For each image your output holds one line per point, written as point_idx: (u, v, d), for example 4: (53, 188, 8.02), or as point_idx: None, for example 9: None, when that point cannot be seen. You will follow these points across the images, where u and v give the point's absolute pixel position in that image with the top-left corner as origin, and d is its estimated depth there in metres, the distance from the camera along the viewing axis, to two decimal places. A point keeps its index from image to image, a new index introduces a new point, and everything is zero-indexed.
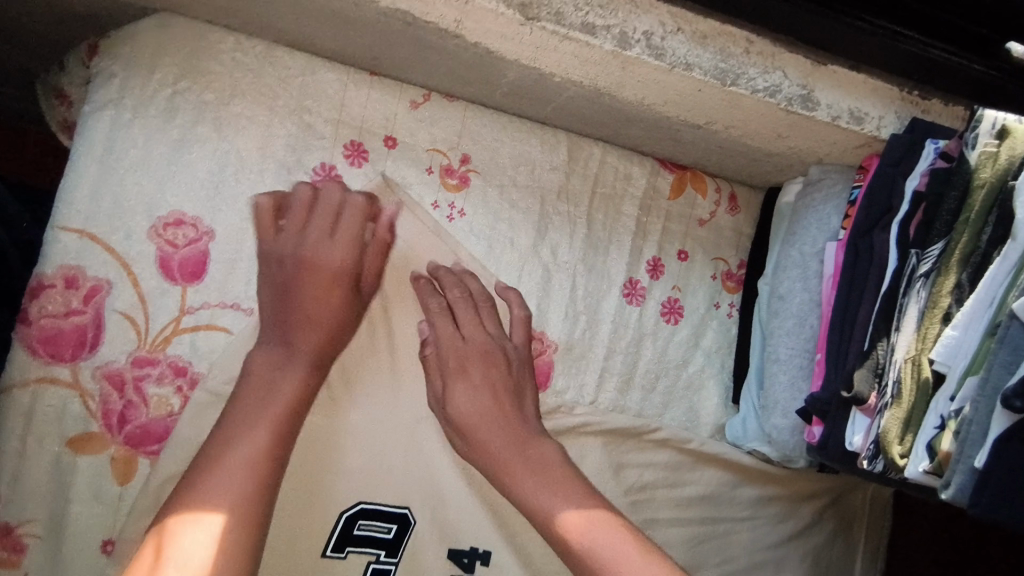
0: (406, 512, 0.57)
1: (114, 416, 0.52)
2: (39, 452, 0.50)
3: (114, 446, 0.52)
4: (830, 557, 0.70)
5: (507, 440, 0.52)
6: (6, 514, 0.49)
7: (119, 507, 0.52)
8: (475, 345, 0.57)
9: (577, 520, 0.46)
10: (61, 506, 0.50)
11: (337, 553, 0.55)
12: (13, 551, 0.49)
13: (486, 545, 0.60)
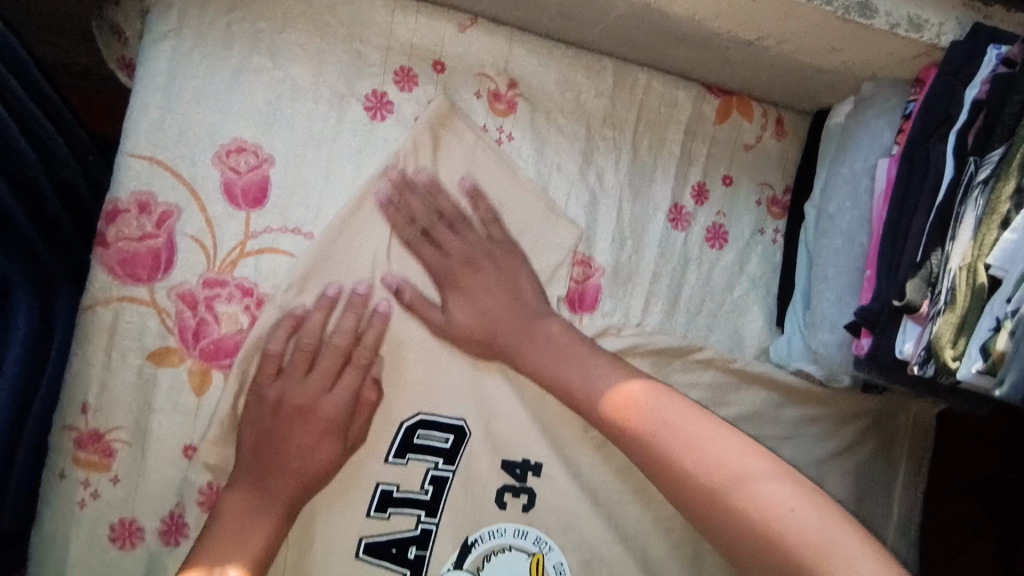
0: (462, 424, 0.60)
1: (189, 332, 0.55)
2: (122, 364, 0.53)
3: (189, 360, 0.55)
4: (873, 475, 0.71)
5: (509, 325, 0.59)
6: (96, 420, 0.53)
7: (195, 416, 0.55)
8: (465, 255, 0.60)
9: (636, 392, 0.54)
10: (143, 415, 0.54)
11: (398, 460, 0.58)
12: (103, 455, 0.53)
13: (539, 457, 0.62)
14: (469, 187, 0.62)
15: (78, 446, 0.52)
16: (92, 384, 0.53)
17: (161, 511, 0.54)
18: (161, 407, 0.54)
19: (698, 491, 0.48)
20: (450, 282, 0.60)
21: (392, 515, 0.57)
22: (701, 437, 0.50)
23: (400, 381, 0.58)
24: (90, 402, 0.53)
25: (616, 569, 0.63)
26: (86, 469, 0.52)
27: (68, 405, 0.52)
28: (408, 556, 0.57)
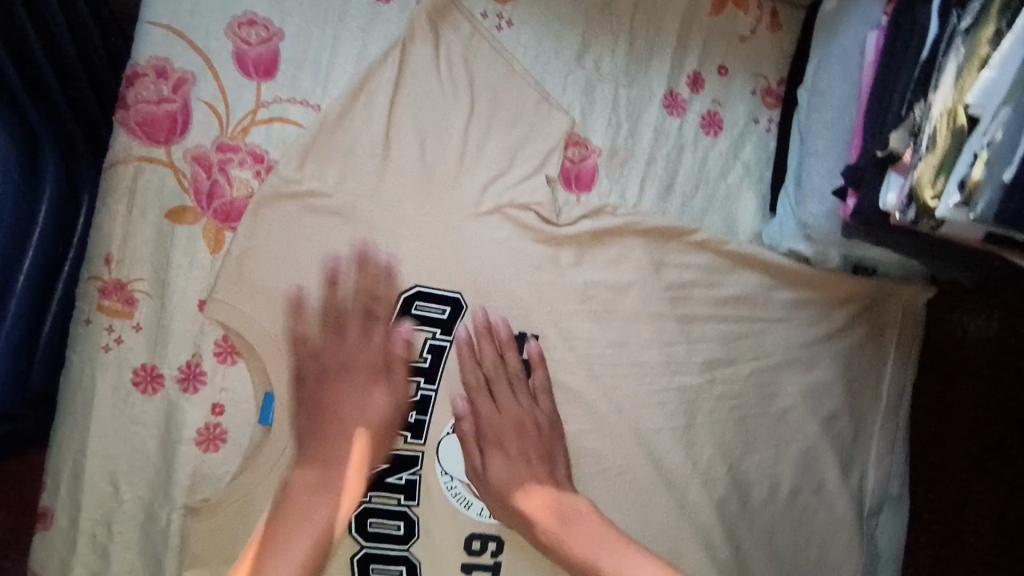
0: (459, 297, 0.64)
1: (203, 193, 0.58)
2: (143, 219, 0.57)
3: (204, 219, 0.58)
4: (862, 360, 0.73)
5: (543, 493, 0.61)
6: (119, 271, 0.56)
7: (211, 270, 0.58)
8: (507, 416, 0.63)
9: (509, 475, 0.62)
10: (163, 268, 0.57)
11: (398, 329, 0.62)
12: (126, 304, 0.56)
13: (534, 330, 0.66)
14: (535, 354, 0.65)
15: (102, 294, 0.56)
16: (114, 237, 0.56)
17: (179, 358, 0.57)
18: (177, 262, 0.57)
19: None
20: (492, 439, 0.63)
21: (394, 382, 0.62)
22: (594, 549, 0.58)
23: (408, 256, 0.63)
24: (113, 254, 0.56)
25: (607, 434, 0.67)
26: (110, 316, 0.56)
27: (92, 255, 0.56)
28: (409, 420, 0.63)
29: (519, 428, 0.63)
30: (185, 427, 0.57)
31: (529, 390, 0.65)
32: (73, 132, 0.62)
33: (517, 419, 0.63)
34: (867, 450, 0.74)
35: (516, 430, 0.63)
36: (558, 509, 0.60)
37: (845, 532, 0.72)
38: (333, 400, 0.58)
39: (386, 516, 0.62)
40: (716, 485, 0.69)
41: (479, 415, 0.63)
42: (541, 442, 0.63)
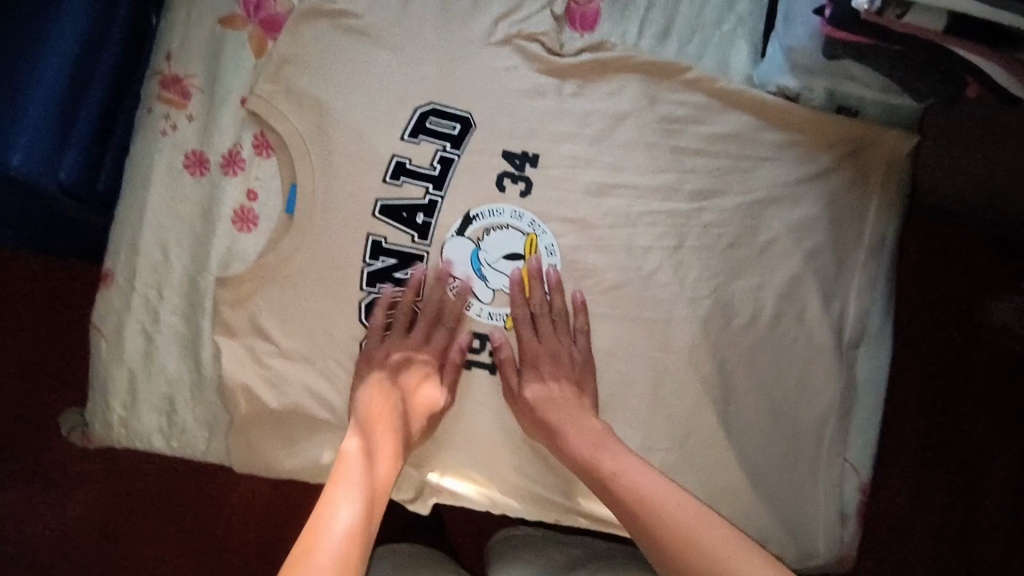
0: (468, 116, 0.69)
1: (251, 4, 0.68)
2: (200, 23, 0.67)
3: (250, 26, 0.68)
4: (844, 203, 0.79)
5: (570, 387, 0.68)
6: (176, 67, 0.67)
7: (254, 70, 0.67)
8: (547, 346, 0.69)
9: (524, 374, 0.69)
10: (214, 65, 0.67)
11: (413, 140, 0.68)
12: (181, 97, 0.67)
13: (535, 151, 0.71)
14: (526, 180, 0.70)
15: (162, 87, 0.67)
16: (176, 37, 0.67)
17: (223, 146, 0.66)
18: (228, 63, 0.67)
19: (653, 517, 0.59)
20: (530, 361, 0.69)
21: (405, 184, 0.67)
22: (655, 489, 0.60)
23: (425, 84, 0.69)
24: (173, 51, 0.67)
25: (602, 251, 0.73)
26: (167, 105, 0.66)
27: (158, 52, 0.67)
28: (417, 220, 0.68)
29: (556, 358, 0.69)
30: (224, 205, 0.66)
31: (568, 333, 0.70)
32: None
33: (543, 325, 0.70)
34: (847, 288, 0.79)
35: (553, 365, 0.69)
36: (574, 417, 0.67)
37: (822, 362, 0.78)
38: (348, 350, 0.66)
39: (391, 308, 0.67)
40: (702, 304, 0.75)
41: (522, 345, 0.70)
42: (574, 372, 0.69)
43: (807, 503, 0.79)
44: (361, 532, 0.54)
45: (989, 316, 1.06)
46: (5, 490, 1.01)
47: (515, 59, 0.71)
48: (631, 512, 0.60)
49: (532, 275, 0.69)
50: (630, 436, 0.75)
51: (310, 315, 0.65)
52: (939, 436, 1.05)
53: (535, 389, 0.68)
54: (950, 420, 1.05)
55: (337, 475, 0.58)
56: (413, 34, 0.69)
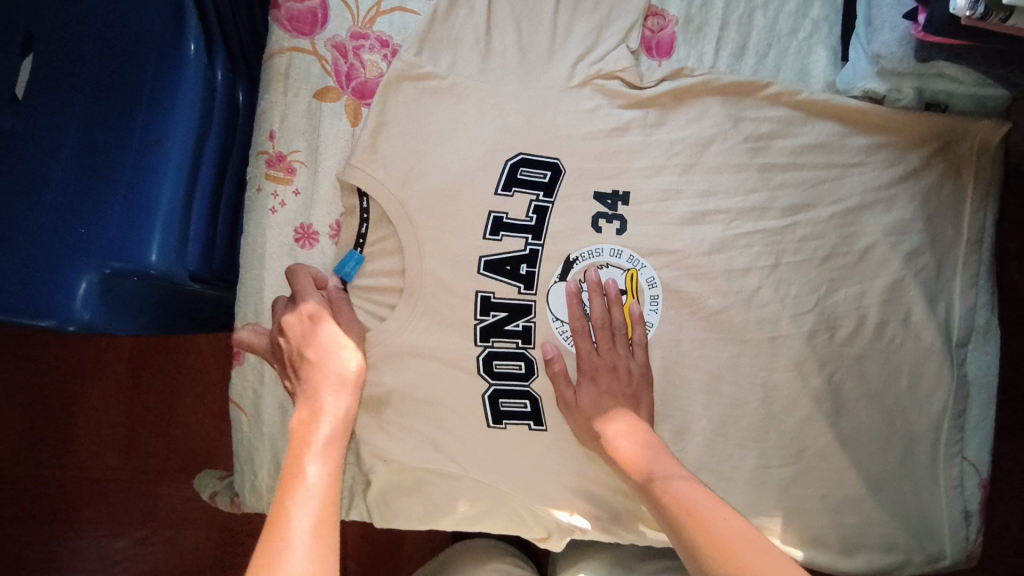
0: (557, 162, 0.71)
1: (343, 76, 0.72)
2: (298, 99, 0.71)
3: (344, 97, 0.72)
4: (940, 200, 0.78)
5: (626, 402, 0.67)
6: (280, 146, 0.70)
7: (350, 139, 0.71)
8: (605, 357, 0.69)
9: (584, 395, 0.68)
10: (314, 140, 0.71)
11: (506, 193, 0.70)
12: (287, 173, 0.71)
13: (625, 188, 0.73)
14: (619, 218, 0.72)
15: (268, 166, 0.70)
16: (275, 116, 0.70)
17: (331, 217, 0.71)
18: (326, 135, 0.71)
19: (687, 516, 0.55)
20: (587, 374, 0.69)
21: (505, 238, 0.70)
22: (700, 502, 0.56)
23: (515, 135, 0.70)
24: (275, 131, 0.70)
25: (702, 277, 0.74)
26: (275, 183, 0.70)
27: (260, 132, 0.70)
28: (522, 272, 0.70)
29: (617, 368, 0.69)
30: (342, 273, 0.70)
31: (626, 343, 0.70)
32: (235, 52, 0.72)
33: (604, 340, 0.69)
34: (950, 286, 0.78)
35: (613, 378, 0.68)
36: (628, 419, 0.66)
37: (932, 364, 0.77)
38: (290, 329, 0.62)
39: (508, 358, 0.70)
40: (805, 319, 0.75)
41: (579, 358, 0.69)
42: (631, 386, 0.68)
43: (928, 507, 0.78)
44: (328, 517, 0.48)
45: None
46: (122, 539, 1.06)
47: (598, 98, 0.73)
48: (683, 533, 0.54)
49: (636, 318, 0.70)
50: (746, 456, 0.76)
51: (434, 372, 0.70)
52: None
53: (590, 404, 0.68)
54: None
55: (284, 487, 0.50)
56: (501, 84, 0.71)
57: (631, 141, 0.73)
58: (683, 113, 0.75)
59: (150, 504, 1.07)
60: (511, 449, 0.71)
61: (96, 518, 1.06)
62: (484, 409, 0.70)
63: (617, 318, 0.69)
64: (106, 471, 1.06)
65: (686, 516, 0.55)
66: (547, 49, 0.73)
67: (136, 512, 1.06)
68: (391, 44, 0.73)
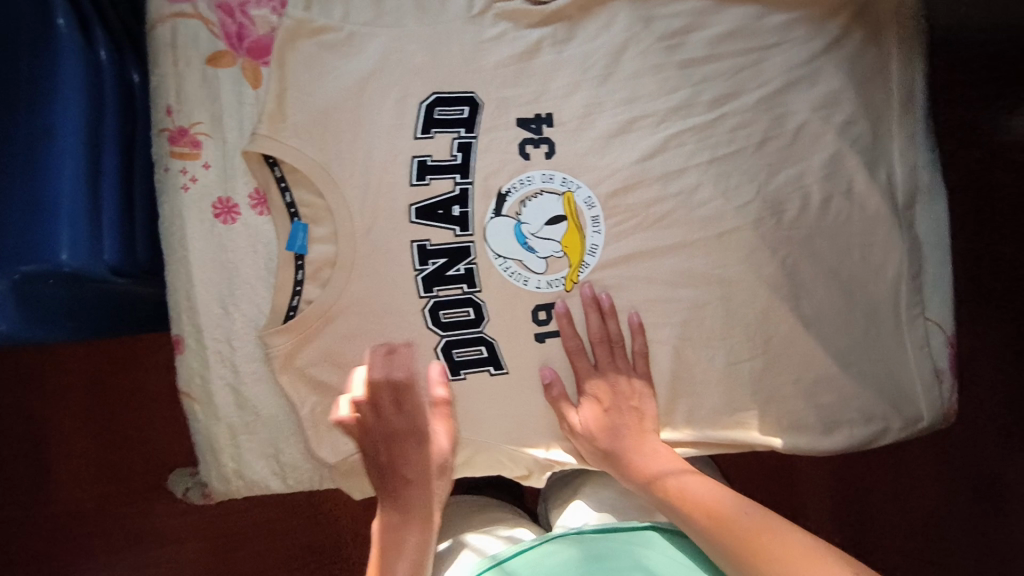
0: (473, 95, 0.70)
1: (234, 37, 0.69)
2: (190, 69, 0.68)
3: (239, 60, 0.69)
4: (865, 66, 0.77)
5: (631, 418, 0.75)
6: (180, 120, 0.68)
7: (256, 101, 0.68)
8: (605, 374, 0.74)
9: (584, 414, 0.74)
10: (216, 110, 0.68)
11: (426, 136, 0.69)
12: (192, 147, 0.68)
13: (547, 110, 0.71)
14: (544, 141, 0.71)
15: (172, 142, 0.68)
16: (170, 90, 0.68)
17: (248, 188, 0.68)
18: (228, 102, 0.68)
19: (711, 519, 0.69)
20: (588, 390, 0.74)
21: (432, 182, 0.69)
22: (717, 502, 0.70)
23: (424, 73, 0.69)
24: (172, 105, 0.68)
25: (639, 186, 0.73)
26: (181, 159, 0.68)
27: (157, 109, 0.68)
28: (455, 213, 0.70)
29: (624, 387, 0.74)
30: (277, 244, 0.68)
31: (627, 356, 0.75)
32: (117, 31, 0.69)
33: (603, 355, 0.74)
34: (889, 151, 0.77)
35: (616, 392, 0.74)
36: (639, 429, 0.75)
37: (882, 232, 0.77)
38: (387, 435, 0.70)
39: (456, 306, 0.70)
40: (750, 209, 0.75)
41: (578, 375, 0.74)
42: (633, 398, 0.74)
43: (901, 374, 0.79)
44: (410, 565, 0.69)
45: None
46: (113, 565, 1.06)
47: (504, 21, 0.71)
48: (718, 538, 0.67)
49: (637, 329, 0.74)
50: (715, 356, 0.75)
51: (386, 329, 0.69)
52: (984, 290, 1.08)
53: (593, 425, 0.74)
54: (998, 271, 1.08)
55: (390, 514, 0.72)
56: (402, 23, 0.69)
57: (545, 61, 0.71)
58: (592, 25, 0.73)
59: (136, 524, 1.07)
60: (473, 392, 0.71)
61: (84, 548, 1.06)
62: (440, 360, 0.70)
63: (614, 333, 0.73)
64: (86, 499, 1.06)
65: (707, 515, 0.69)
66: None
67: (123, 535, 1.06)
68: None
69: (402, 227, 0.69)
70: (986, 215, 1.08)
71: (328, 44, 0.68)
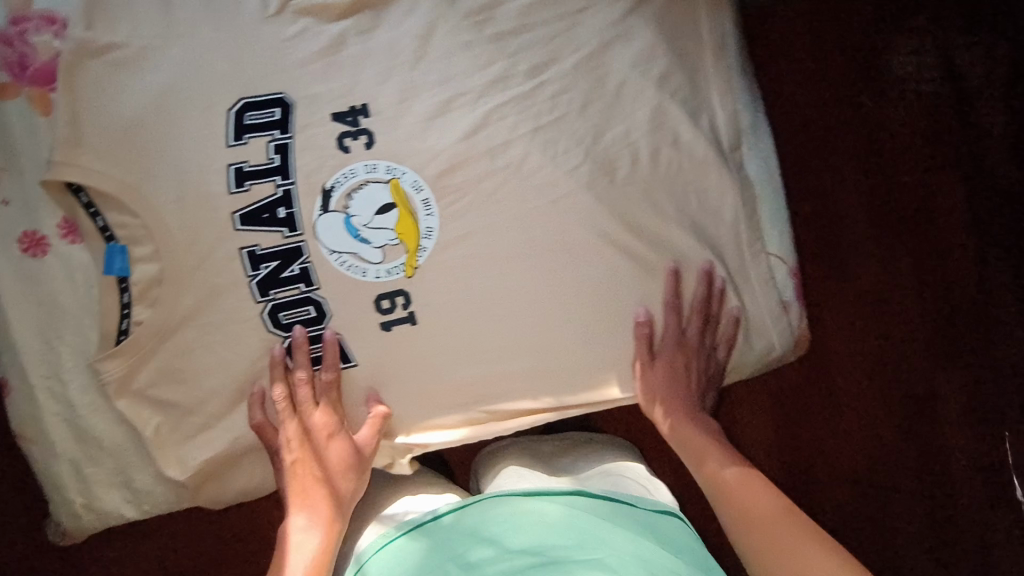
0: (283, 96, 0.70)
1: (16, 67, 0.69)
2: None
3: (25, 89, 0.69)
4: (673, 18, 0.79)
5: (682, 395, 0.84)
6: None
7: (51, 129, 0.68)
8: (693, 341, 0.81)
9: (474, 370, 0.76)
10: (10, 143, 0.69)
11: (239, 143, 0.69)
12: None
13: (362, 101, 0.71)
14: (363, 131, 0.71)
15: None
16: None
17: (54, 219, 0.70)
18: (22, 134, 0.70)
19: (739, 501, 0.75)
20: (668, 366, 0.81)
21: (252, 188, 0.69)
22: (749, 491, 0.75)
23: (226, 80, 0.68)
24: None
25: (466, 164, 0.74)
26: None
27: None
28: (281, 216, 0.70)
29: (679, 348, 0.81)
30: (98, 269, 0.69)
31: (711, 336, 0.82)
32: None
33: (632, 342, 0.79)
34: (709, 97, 0.80)
35: (681, 357, 0.81)
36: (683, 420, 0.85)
37: (713, 178, 0.80)
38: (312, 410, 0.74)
39: (295, 306, 0.71)
40: (580, 171, 0.76)
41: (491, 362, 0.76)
42: (691, 388, 0.84)
43: (752, 310, 0.82)
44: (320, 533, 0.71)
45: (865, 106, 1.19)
46: None
47: (303, 17, 0.70)
48: (746, 522, 0.72)
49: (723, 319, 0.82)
50: (570, 320, 0.77)
51: (226, 339, 0.69)
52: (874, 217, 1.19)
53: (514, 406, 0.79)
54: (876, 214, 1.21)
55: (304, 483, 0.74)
56: (196, 31, 0.68)
57: (352, 52, 0.71)
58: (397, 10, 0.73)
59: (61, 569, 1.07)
60: (325, 385, 0.73)
61: None
62: (286, 360, 0.72)
63: (697, 295, 0.80)
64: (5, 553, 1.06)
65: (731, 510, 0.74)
66: None
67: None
68: (60, 18, 0.69)
69: (227, 236, 0.69)
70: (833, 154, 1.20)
71: (122, 62, 0.67)
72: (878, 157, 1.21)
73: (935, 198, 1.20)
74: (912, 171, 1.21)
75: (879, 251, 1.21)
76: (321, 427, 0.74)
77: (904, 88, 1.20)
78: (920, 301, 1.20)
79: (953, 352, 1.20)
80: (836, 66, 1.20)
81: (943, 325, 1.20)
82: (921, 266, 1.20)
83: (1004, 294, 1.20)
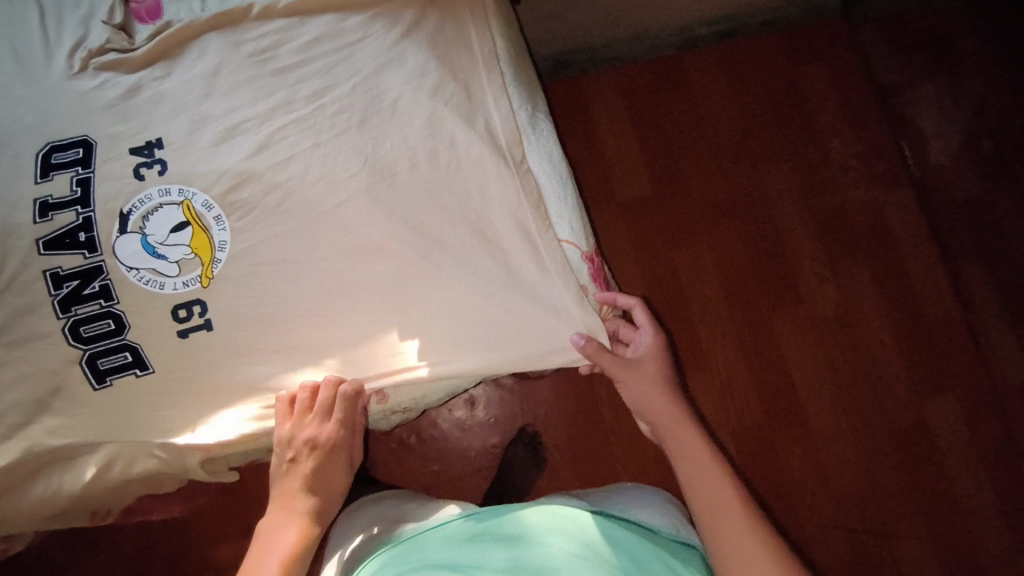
0: (86, 137, 0.80)
1: None
2: None
3: None
4: (445, 38, 0.86)
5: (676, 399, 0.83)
6: None
7: None
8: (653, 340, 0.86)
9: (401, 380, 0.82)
10: None
11: (45, 180, 0.78)
12: None
13: (155, 135, 0.80)
14: (156, 160, 0.80)
15: None
16: None
17: None
18: None
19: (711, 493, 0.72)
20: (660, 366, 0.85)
21: (55, 217, 0.77)
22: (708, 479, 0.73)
23: (32, 132, 0.79)
24: None
25: (252, 179, 0.80)
26: None
27: None
28: (81, 239, 0.77)
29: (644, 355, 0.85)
30: None
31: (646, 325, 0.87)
32: None
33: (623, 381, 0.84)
34: (485, 102, 0.86)
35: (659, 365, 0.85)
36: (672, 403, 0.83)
37: (494, 174, 0.83)
38: (304, 446, 0.79)
39: (94, 320, 0.77)
40: (360, 178, 0.81)
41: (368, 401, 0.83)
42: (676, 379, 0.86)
43: (552, 295, 0.83)
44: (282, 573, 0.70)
45: (726, 140, 1.28)
46: None
47: (103, 74, 0.82)
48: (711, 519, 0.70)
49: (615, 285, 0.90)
50: (360, 311, 0.80)
51: (27, 354, 0.76)
52: (766, 255, 1.25)
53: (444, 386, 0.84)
54: (787, 239, 1.25)
55: (280, 518, 0.76)
56: (8, 94, 0.80)
57: (148, 98, 0.82)
58: (188, 60, 0.83)
59: None
60: (129, 396, 0.78)
61: None
62: (86, 373, 0.77)
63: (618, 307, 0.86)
64: None
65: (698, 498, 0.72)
66: (41, 53, 0.82)
67: None
68: None
69: (27, 261, 0.76)
70: (744, 191, 1.26)
71: None
72: (817, 179, 1.27)
73: (883, 212, 1.25)
74: (859, 189, 1.26)
75: (834, 274, 1.24)
76: (329, 437, 0.79)
77: (829, 118, 1.28)
78: (880, 316, 1.23)
79: (937, 375, 1.21)
80: (753, 99, 1.29)
81: (916, 353, 1.22)
82: (882, 282, 1.24)
83: (978, 310, 1.22)
